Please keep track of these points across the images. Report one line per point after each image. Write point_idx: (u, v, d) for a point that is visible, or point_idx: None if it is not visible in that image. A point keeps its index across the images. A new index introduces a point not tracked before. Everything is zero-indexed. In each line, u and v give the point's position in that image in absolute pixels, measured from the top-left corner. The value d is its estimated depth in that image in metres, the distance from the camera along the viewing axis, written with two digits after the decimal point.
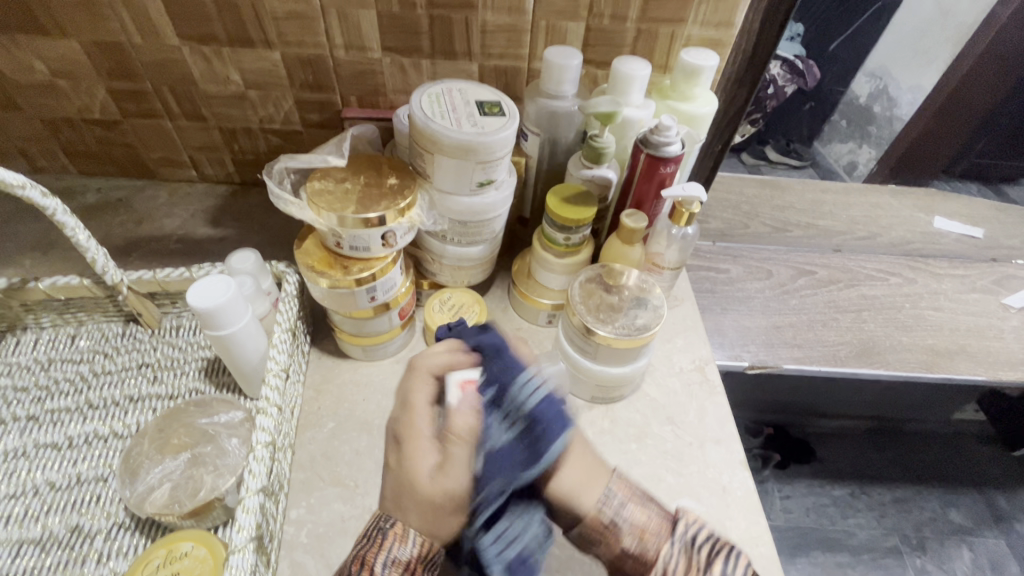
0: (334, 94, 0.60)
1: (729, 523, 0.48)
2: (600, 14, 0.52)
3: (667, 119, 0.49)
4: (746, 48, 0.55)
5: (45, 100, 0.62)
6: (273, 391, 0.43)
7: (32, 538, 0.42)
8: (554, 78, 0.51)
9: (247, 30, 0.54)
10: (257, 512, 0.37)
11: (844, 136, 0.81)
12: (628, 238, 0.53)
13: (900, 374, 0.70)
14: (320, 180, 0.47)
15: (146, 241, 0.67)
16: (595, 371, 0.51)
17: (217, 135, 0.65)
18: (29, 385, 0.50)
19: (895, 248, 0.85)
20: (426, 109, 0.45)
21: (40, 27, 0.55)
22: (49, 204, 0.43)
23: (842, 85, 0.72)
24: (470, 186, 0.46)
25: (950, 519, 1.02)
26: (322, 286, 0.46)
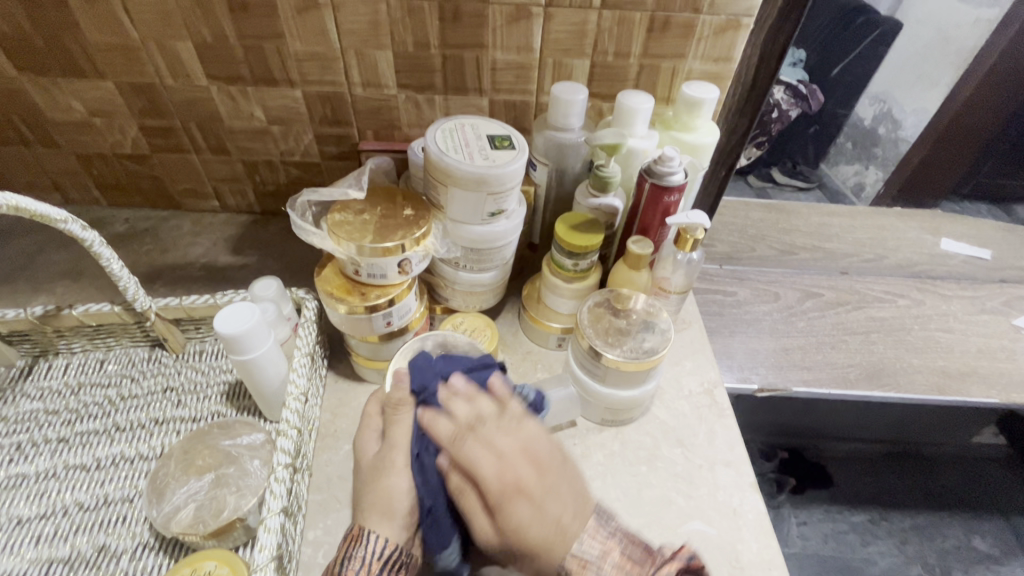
0: (351, 128, 0.63)
1: (741, 546, 0.48)
2: (604, 51, 0.55)
3: (670, 149, 0.50)
4: (746, 81, 0.58)
5: (80, 137, 0.66)
6: (293, 413, 0.45)
7: (61, 557, 0.44)
8: (562, 112, 0.53)
9: (272, 71, 0.58)
10: (277, 531, 0.38)
11: (849, 158, 0.93)
12: (635, 264, 0.54)
13: (912, 396, 0.70)
14: (340, 212, 0.49)
15: (170, 269, 0.70)
16: (604, 394, 0.52)
17: (240, 167, 0.69)
18: (59, 409, 0.53)
19: (903, 270, 0.85)
20: (440, 144, 0.47)
21: (79, 69, 0.59)
22: (88, 236, 0.46)
23: (845, 108, 0.87)
24: (481, 216, 0.49)
25: (974, 547, 0.99)
26: (341, 311, 0.48)
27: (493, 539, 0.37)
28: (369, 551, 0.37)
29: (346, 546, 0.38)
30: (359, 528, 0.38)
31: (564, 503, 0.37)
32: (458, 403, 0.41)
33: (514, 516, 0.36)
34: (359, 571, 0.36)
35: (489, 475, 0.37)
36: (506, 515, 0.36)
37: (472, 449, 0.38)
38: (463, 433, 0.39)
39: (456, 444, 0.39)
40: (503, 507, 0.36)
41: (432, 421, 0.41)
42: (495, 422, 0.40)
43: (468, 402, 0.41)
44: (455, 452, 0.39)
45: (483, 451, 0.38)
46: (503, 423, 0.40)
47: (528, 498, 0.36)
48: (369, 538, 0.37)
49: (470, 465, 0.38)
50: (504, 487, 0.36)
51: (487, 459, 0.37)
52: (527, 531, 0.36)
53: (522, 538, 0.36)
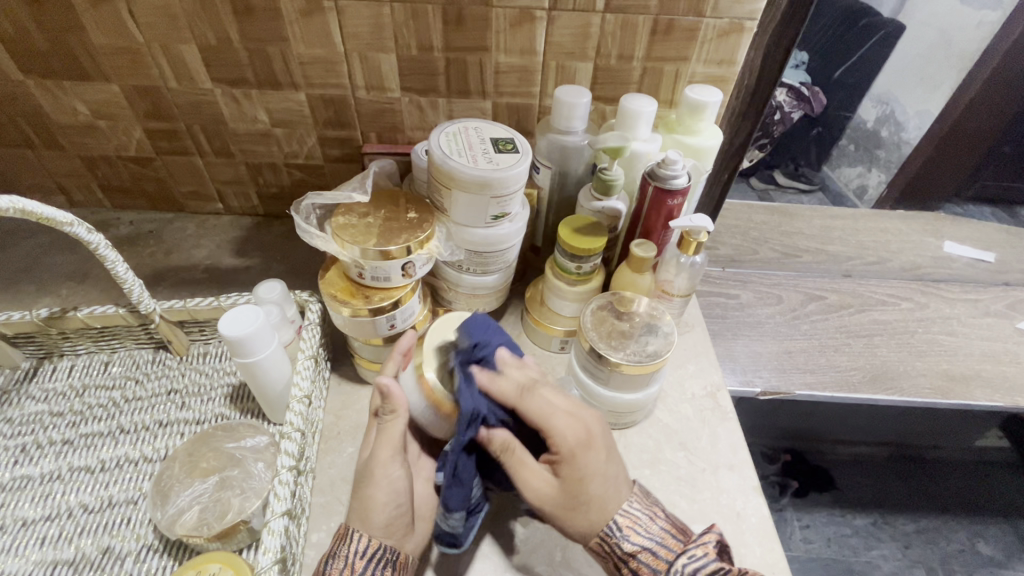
0: (354, 131, 0.64)
1: (744, 550, 0.47)
2: (607, 55, 0.55)
3: (673, 153, 0.51)
4: (748, 84, 0.58)
5: (85, 140, 0.66)
6: (297, 416, 0.45)
7: (66, 559, 0.44)
8: (565, 115, 0.53)
9: (276, 73, 0.58)
10: (281, 534, 0.39)
11: (853, 160, 0.83)
12: (638, 267, 0.54)
13: (916, 400, 0.70)
14: (344, 214, 0.49)
15: (174, 271, 0.70)
16: (607, 397, 0.52)
17: (244, 169, 0.69)
18: (64, 411, 0.53)
19: (906, 273, 0.86)
20: (444, 147, 0.47)
21: (83, 72, 0.59)
22: (93, 239, 0.46)
23: (849, 110, 0.75)
24: (485, 219, 0.49)
25: (978, 551, 0.99)
26: (345, 314, 0.48)
27: (547, 494, 0.40)
28: (353, 550, 0.38)
29: (334, 543, 0.39)
30: (346, 527, 0.40)
31: (617, 464, 0.41)
32: (511, 371, 0.41)
33: (579, 467, 0.39)
34: (344, 569, 0.37)
35: (560, 432, 0.39)
36: (574, 464, 0.39)
37: (541, 402, 0.39)
38: (529, 387, 0.40)
39: (521, 402, 0.39)
40: (572, 460, 0.39)
41: (490, 381, 0.40)
42: (547, 384, 0.42)
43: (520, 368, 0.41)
44: (524, 405, 0.39)
45: (548, 408, 0.39)
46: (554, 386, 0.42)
47: (595, 451, 0.40)
48: (354, 537, 0.39)
49: (544, 419, 0.39)
50: (578, 442, 0.39)
51: (557, 413, 0.39)
52: (591, 482, 0.39)
53: (583, 487, 0.39)
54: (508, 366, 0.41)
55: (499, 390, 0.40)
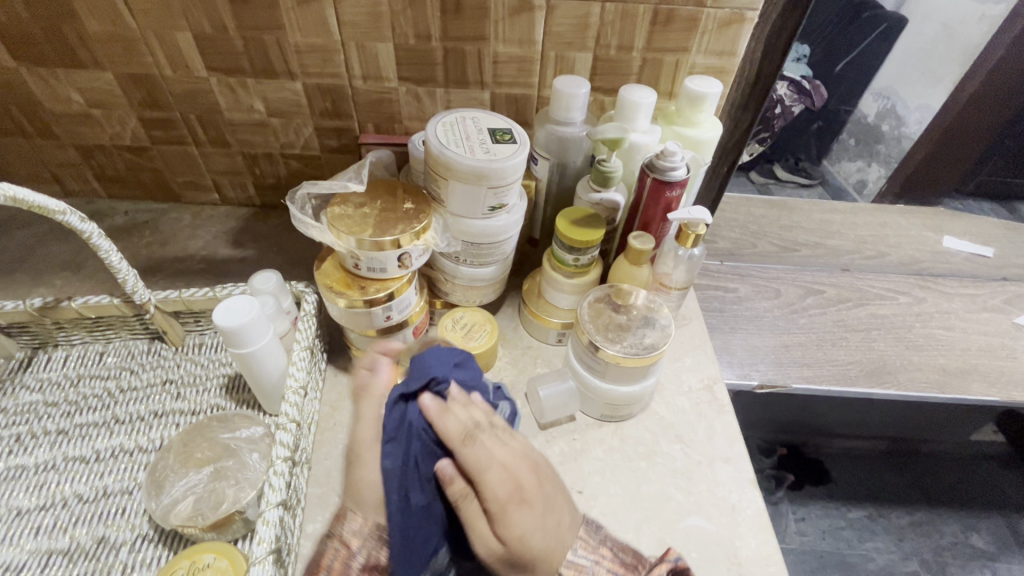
0: (351, 121, 0.63)
1: (739, 542, 0.48)
2: (607, 45, 0.55)
3: (672, 145, 0.50)
4: (750, 75, 0.57)
5: (79, 128, 0.65)
6: (292, 407, 0.45)
7: (61, 549, 0.44)
8: (564, 106, 0.53)
9: (272, 62, 0.57)
10: (276, 524, 0.38)
11: (853, 155, 0.86)
12: (636, 259, 0.54)
13: (912, 394, 0.70)
14: (340, 204, 0.49)
15: (170, 262, 0.70)
16: (603, 389, 0.51)
17: (240, 159, 0.68)
18: (59, 401, 0.52)
19: (905, 267, 0.85)
20: (441, 138, 0.47)
21: (77, 60, 0.58)
22: (86, 228, 0.46)
23: (849, 104, 0.78)
24: (482, 210, 0.48)
25: (971, 544, 0.99)
26: (340, 305, 0.48)
27: (494, 548, 0.36)
28: (348, 530, 0.40)
29: (334, 523, 0.41)
30: (343, 507, 0.41)
31: (557, 516, 0.39)
32: (456, 411, 0.39)
33: (516, 524, 0.36)
34: (339, 548, 0.40)
35: (493, 486, 0.37)
36: (506, 523, 0.36)
37: (480, 451, 0.37)
38: (472, 432, 0.38)
39: (463, 448, 0.37)
40: (503, 517, 0.36)
41: (440, 413, 0.38)
42: (494, 430, 0.39)
43: (466, 410, 0.39)
44: (461, 457, 0.37)
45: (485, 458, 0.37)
46: (498, 432, 0.39)
47: (528, 505, 0.37)
48: (350, 519, 0.40)
49: (477, 470, 0.37)
50: (510, 497, 0.36)
51: (493, 465, 0.37)
52: (532, 539, 0.37)
53: (524, 547, 0.36)
54: (452, 406, 0.39)
55: (439, 429, 0.38)
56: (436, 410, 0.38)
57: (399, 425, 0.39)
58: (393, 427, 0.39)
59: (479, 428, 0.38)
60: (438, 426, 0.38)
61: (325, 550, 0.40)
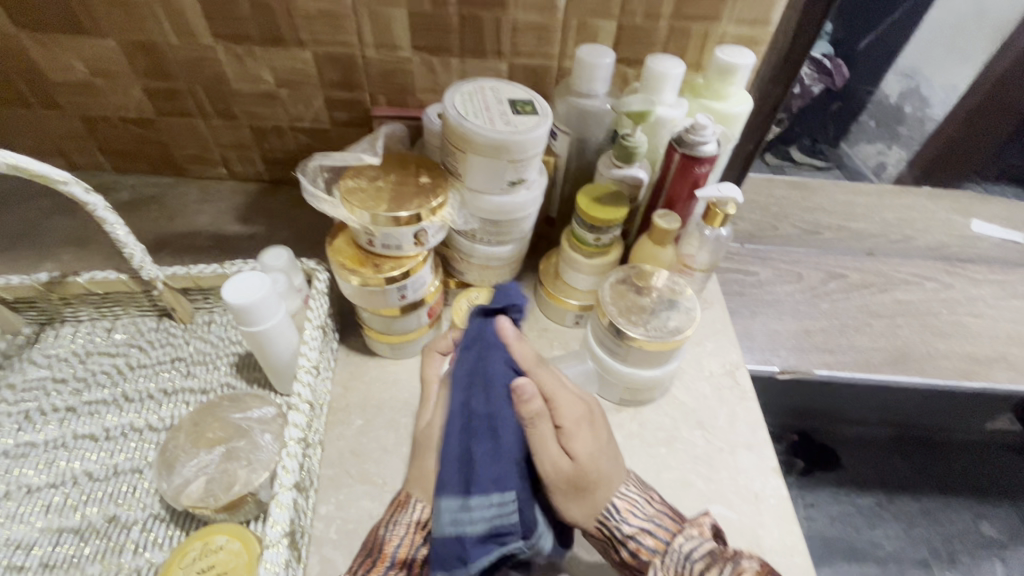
0: (363, 93, 0.61)
1: (762, 531, 0.46)
2: (633, 12, 0.52)
3: (703, 118, 0.48)
4: (782, 45, 0.54)
5: (83, 99, 0.63)
6: (305, 387, 0.43)
7: (72, 527, 0.43)
8: (586, 76, 0.50)
9: (281, 29, 0.55)
10: (290, 507, 0.37)
11: (872, 137, 0.81)
12: (660, 239, 0.52)
13: (935, 381, 0.68)
14: (353, 177, 0.47)
15: (177, 238, 0.68)
16: (623, 373, 0.50)
17: (248, 133, 0.66)
18: (67, 377, 0.52)
19: (931, 252, 0.83)
20: (459, 108, 0.45)
21: (79, 25, 0.56)
22: (91, 200, 0.44)
23: (871, 84, 0.73)
24: (501, 185, 0.46)
25: (982, 531, 0.99)
26: (354, 283, 0.46)
27: (559, 465, 0.38)
28: (413, 518, 0.40)
29: (393, 510, 0.41)
30: (406, 497, 0.42)
31: (614, 447, 0.42)
32: (526, 344, 0.40)
33: (585, 441, 0.39)
34: (403, 536, 0.39)
35: (566, 404, 0.40)
36: (572, 439, 0.39)
37: (550, 375, 0.40)
38: (542, 361, 0.40)
39: (538, 371, 0.39)
40: (574, 434, 0.39)
41: (517, 341, 0.40)
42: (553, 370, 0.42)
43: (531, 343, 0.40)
44: (535, 375, 0.39)
45: (554, 381, 0.41)
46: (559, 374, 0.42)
47: (593, 428, 0.41)
48: (415, 507, 0.41)
49: (549, 390, 0.40)
50: (581, 415, 0.40)
51: (562, 390, 0.41)
52: (597, 459, 0.40)
53: (588, 469, 0.39)
54: (525, 337, 0.40)
55: (515, 353, 0.39)
56: (513, 334, 0.40)
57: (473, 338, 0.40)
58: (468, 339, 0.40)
59: (546, 361, 0.41)
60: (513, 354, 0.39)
61: (387, 536, 0.40)
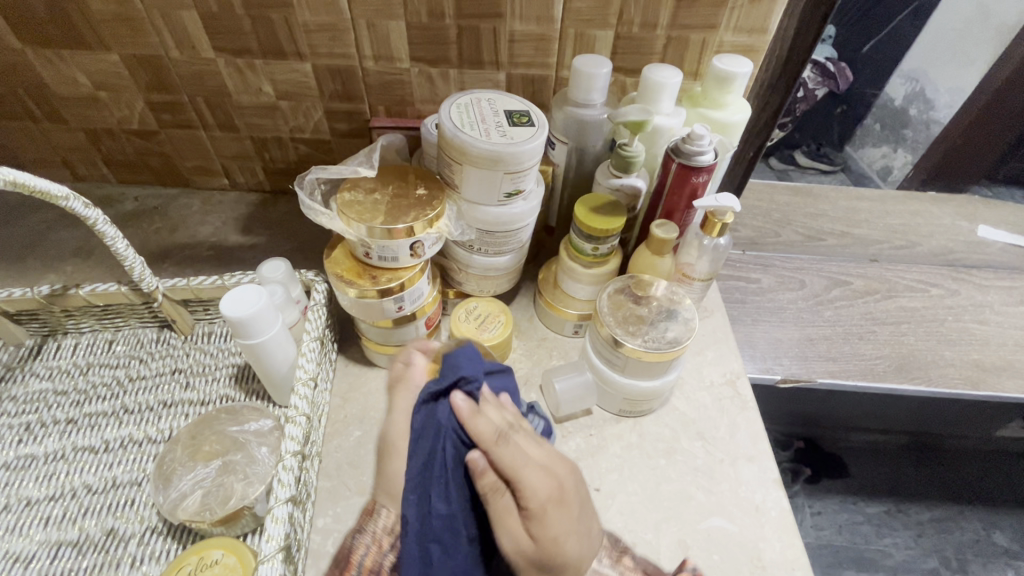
0: (362, 104, 0.61)
1: (763, 544, 0.46)
2: (630, 22, 0.52)
3: (699, 127, 0.47)
4: (780, 54, 0.54)
5: (86, 112, 0.64)
6: (302, 400, 0.43)
7: (70, 540, 0.44)
8: (583, 86, 0.50)
9: (280, 42, 0.55)
10: (285, 521, 0.37)
11: (878, 140, 0.83)
12: (658, 249, 0.52)
13: (942, 390, 0.68)
14: (351, 190, 0.47)
15: (179, 248, 0.68)
16: (622, 384, 0.50)
17: (249, 144, 0.67)
18: (68, 389, 0.52)
19: (936, 257, 0.81)
20: (455, 120, 0.45)
21: (83, 40, 0.57)
22: (92, 214, 0.45)
23: (876, 87, 0.73)
24: (498, 197, 0.46)
25: (994, 541, 0.97)
26: (351, 295, 0.46)
27: (523, 545, 0.33)
28: (380, 527, 0.40)
29: (363, 518, 0.40)
30: (374, 504, 0.41)
31: (589, 520, 0.37)
32: (488, 411, 0.35)
33: (553, 525, 0.34)
34: (369, 544, 0.39)
35: (534, 485, 0.33)
36: (543, 523, 0.33)
37: (515, 450, 0.34)
38: (505, 432, 0.34)
39: (497, 448, 0.34)
40: (543, 517, 0.34)
41: (472, 415, 0.34)
42: (524, 429, 0.36)
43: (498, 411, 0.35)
44: (495, 455, 0.33)
45: (520, 459, 0.34)
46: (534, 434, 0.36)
47: (567, 507, 0.35)
48: (381, 514, 0.40)
49: (513, 470, 0.33)
50: (551, 497, 0.34)
51: (529, 464, 0.34)
52: (566, 541, 0.34)
53: (558, 551, 0.34)
54: (484, 407, 0.35)
55: (470, 431, 0.34)
56: (468, 410, 0.34)
57: (426, 425, 0.36)
58: (419, 427, 0.36)
59: (512, 427, 0.35)
60: (470, 429, 0.34)
61: (354, 545, 0.39)
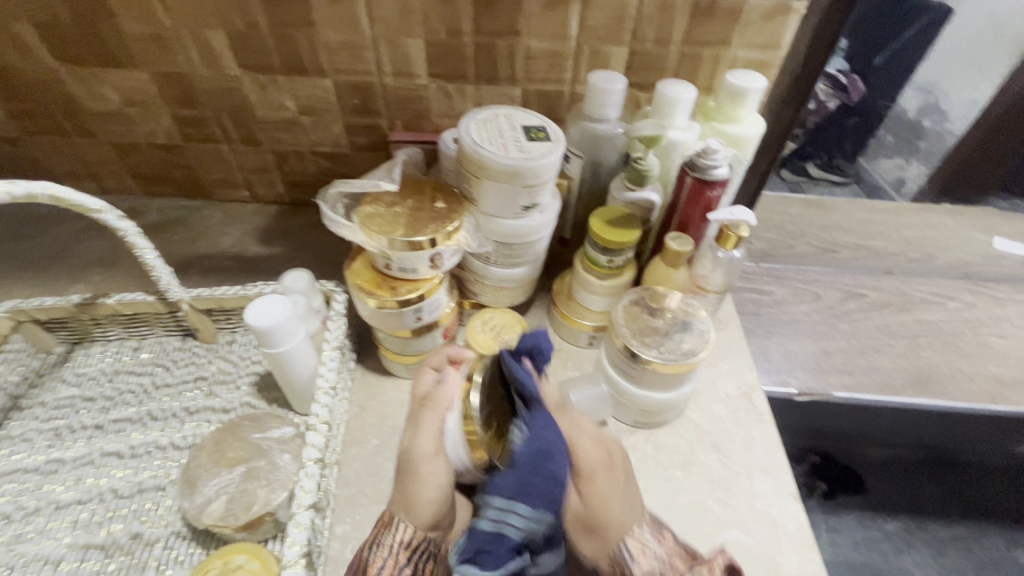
0: (381, 118, 0.62)
1: (781, 558, 0.46)
2: (644, 39, 0.53)
3: (714, 142, 0.48)
4: (794, 68, 0.55)
5: (115, 127, 0.66)
6: (323, 408, 0.44)
7: (97, 544, 0.45)
8: (598, 102, 0.51)
9: (303, 59, 0.57)
10: (308, 527, 0.38)
11: (891, 151, 0.78)
12: (673, 261, 0.52)
13: (961, 404, 0.67)
14: (372, 204, 0.48)
15: (201, 259, 0.70)
16: (637, 395, 0.50)
17: (270, 157, 0.68)
18: (96, 396, 0.53)
19: (951, 270, 0.84)
20: (474, 135, 0.46)
21: (113, 58, 0.59)
22: (123, 227, 0.47)
23: (888, 99, 0.71)
24: (515, 210, 0.47)
25: (1018, 560, 0.95)
26: (371, 305, 0.47)
27: (573, 501, 0.40)
28: (397, 540, 0.39)
29: (378, 529, 0.40)
30: (390, 515, 0.41)
31: (634, 495, 0.41)
32: (546, 384, 0.41)
33: (601, 487, 0.40)
34: (387, 557, 0.39)
35: (586, 448, 0.41)
36: (593, 484, 0.40)
37: (571, 420, 0.42)
38: (562, 405, 0.43)
39: (555, 412, 0.42)
40: (594, 480, 0.40)
41: (536, 379, 0.42)
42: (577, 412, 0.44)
43: (548, 387, 0.43)
44: (553, 420, 0.42)
45: (574, 427, 0.42)
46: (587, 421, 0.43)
47: (615, 474, 0.41)
48: (399, 526, 0.40)
49: (570, 436, 0.41)
50: (600, 463, 0.41)
51: (584, 435, 0.42)
52: (611, 505, 0.39)
53: (603, 509, 0.39)
54: (544, 378, 0.43)
55: (540, 393, 0.41)
56: (535, 374, 0.42)
57: (488, 403, 0.40)
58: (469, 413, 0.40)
59: (568, 404, 0.43)
60: (539, 392, 0.42)
61: (372, 558, 0.39)
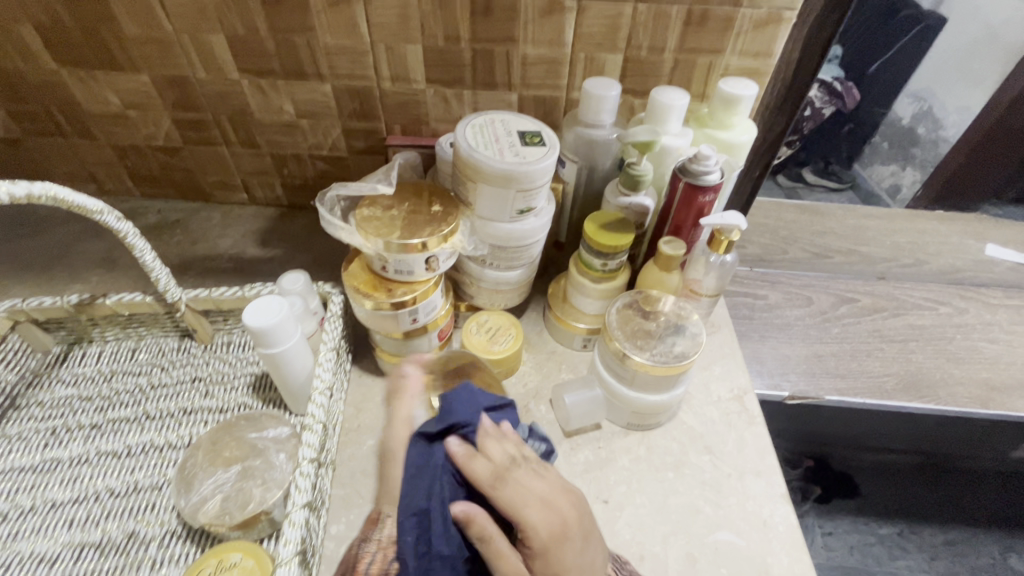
0: (379, 123, 0.63)
1: (771, 559, 0.46)
2: (638, 46, 0.54)
3: (706, 148, 0.49)
4: (785, 76, 0.56)
5: (115, 129, 0.67)
6: (319, 408, 0.45)
7: (92, 542, 0.45)
8: (593, 108, 0.52)
9: (302, 63, 0.58)
10: (302, 526, 0.39)
11: (887, 158, 0.80)
12: (666, 265, 0.53)
13: (952, 409, 0.68)
14: (369, 207, 0.49)
15: (199, 260, 0.71)
16: (630, 397, 0.51)
17: (269, 160, 0.69)
18: (93, 395, 0.54)
19: (944, 276, 0.83)
20: (470, 140, 0.47)
21: (114, 61, 0.60)
22: (123, 227, 0.47)
23: (883, 106, 0.72)
24: (510, 214, 0.48)
25: (1010, 565, 0.95)
26: (367, 307, 0.48)
27: None
28: (385, 534, 0.42)
29: (367, 527, 0.44)
30: (379, 513, 0.44)
31: (593, 552, 0.40)
32: (488, 449, 0.41)
33: (557, 559, 0.37)
34: (375, 553, 0.41)
35: (539, 521, 0.38)
36: (549, 559, 0.37)
37: (518, 485, 0.39)
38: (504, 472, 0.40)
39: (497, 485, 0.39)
40: (548, 555, 0.38)
41: (468, 458, 0.40)
42: (526, 464, 0.41)
43: (501, 444, 0.41)
44: (500, 489, 0.39)
45: (524, 494, 0.39)
46: (535, 467, 0.41)
47: (573, 540, 0.39)
48: (386, 522, 0.43)
49: (515, 508, 0.38)
50: (554, 530, 0.38)
51: (530, 501, 0.39)
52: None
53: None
54: (486, 441, 0.41)
55: (470, 471, 0.39)
56: (463, 452, 0.40)
57: (420, 467, 0.41)
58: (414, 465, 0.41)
59: (512, 466, 0.40)
60: (468, 470, 0.39)
61: (363, 553, 0.41)
